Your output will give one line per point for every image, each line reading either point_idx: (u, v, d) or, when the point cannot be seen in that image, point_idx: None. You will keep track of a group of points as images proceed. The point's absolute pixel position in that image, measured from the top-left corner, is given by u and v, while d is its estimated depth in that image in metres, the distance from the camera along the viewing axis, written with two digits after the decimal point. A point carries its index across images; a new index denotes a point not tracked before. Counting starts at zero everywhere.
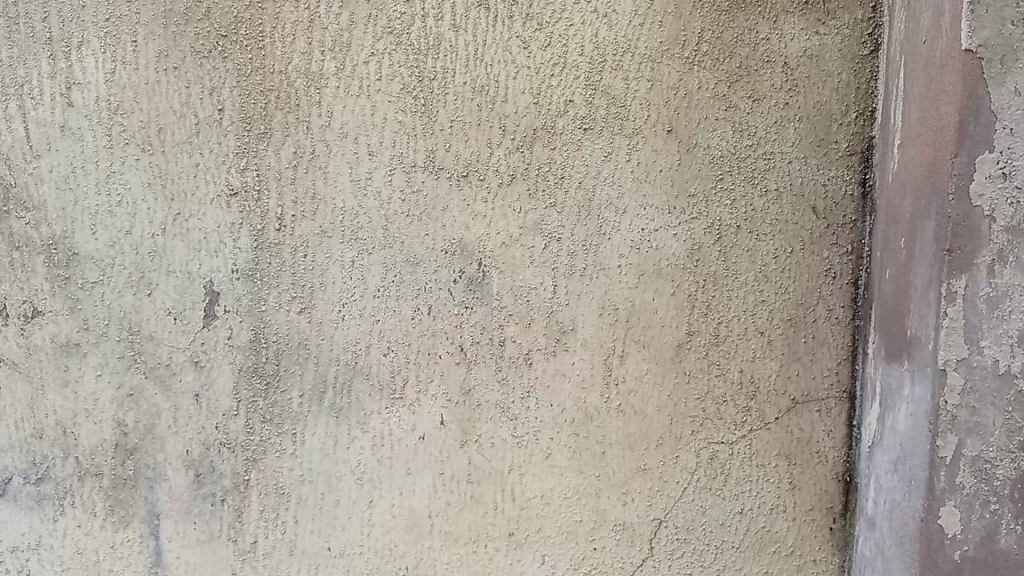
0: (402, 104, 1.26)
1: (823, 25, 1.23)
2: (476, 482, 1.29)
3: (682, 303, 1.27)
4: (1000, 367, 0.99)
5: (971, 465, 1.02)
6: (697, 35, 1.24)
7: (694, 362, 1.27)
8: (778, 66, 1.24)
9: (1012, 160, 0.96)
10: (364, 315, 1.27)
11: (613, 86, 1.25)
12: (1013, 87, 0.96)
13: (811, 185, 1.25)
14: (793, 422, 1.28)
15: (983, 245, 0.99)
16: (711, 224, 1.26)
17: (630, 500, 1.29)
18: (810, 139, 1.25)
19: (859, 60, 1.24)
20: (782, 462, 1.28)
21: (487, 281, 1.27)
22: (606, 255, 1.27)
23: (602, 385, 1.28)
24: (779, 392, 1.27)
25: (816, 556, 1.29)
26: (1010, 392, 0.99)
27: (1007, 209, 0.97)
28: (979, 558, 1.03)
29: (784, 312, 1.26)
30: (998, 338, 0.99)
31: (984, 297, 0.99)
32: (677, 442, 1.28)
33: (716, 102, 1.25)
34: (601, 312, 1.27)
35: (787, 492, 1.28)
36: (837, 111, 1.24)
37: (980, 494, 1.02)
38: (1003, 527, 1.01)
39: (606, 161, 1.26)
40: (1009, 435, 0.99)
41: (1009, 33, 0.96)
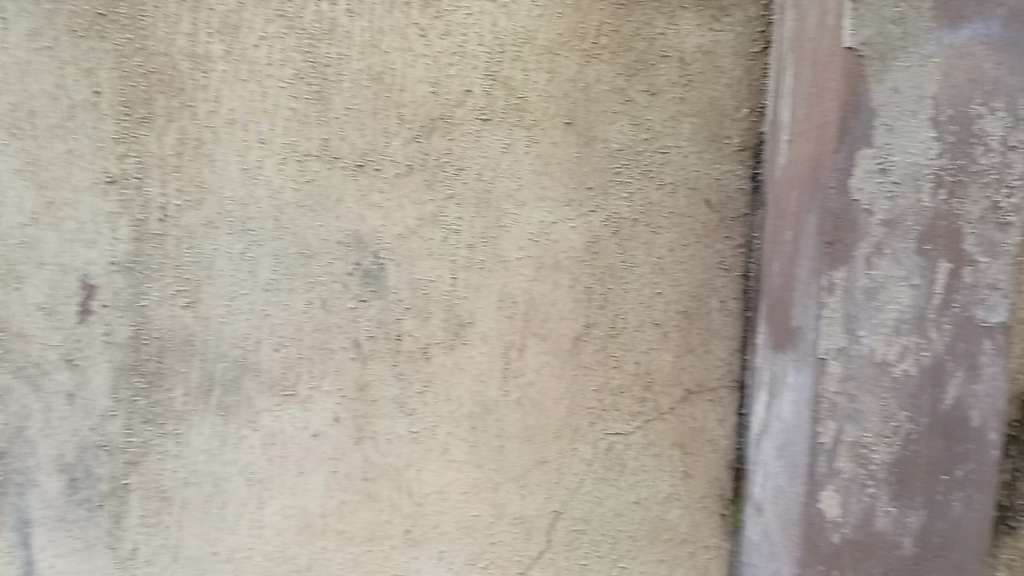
0: (294, 90, 1.21)
1: (717, 21, 1.25)
2: (372, 479, 1.27)
3: (580, 295, 1.27)
4: (876, 355, 1.05)
5: (850, 451, 1.07)
6: (596, 28, 1.24)
7: (592, 354, 1.28)
8: (675, 61, 1.25)
9: (890, 157, 1.01)
10: (253, 309, 1.23)
11: (513, 77, 1.24)
12: (890, 85, 1.00)
13: (705, 179, 1.27)
14: (687, 412, 1.30)
15: (860, 238, 1.03)
16: (609, 217, 1.26)
17: (527, 493, 1.29)
18: (704, 133, 1.26)
19: (751, 57, 1.26)
20: (676, 451, 1.30)
21: (383, 274, 1.24)
22: (505, 247, 1.26)
23: (500, 378, 1.27)
24: (673, 383, 1.29)
25: (708, 542, 1.31)
26: (886, 379, 1.05)
27: (885, 203, 1.02)
28: (857, 540, 1.09)
29: (679, 304, 1.28)
30: (875, 326, 1.04)
31: (862, 288, 1.04)
32: (574, 434, 1.29)
33: (614, 96, 1.25)
34: (499, 305, 1.26)
35: (681, 481, 1.30)
36: (730, 107, 1.26)
37: (858, 478, 1.07)
38: (880, 509, 1.08)
39: (504, 153, 1.24)
40: (885, 421, 1.06)
41: (888, 32, 0.99)
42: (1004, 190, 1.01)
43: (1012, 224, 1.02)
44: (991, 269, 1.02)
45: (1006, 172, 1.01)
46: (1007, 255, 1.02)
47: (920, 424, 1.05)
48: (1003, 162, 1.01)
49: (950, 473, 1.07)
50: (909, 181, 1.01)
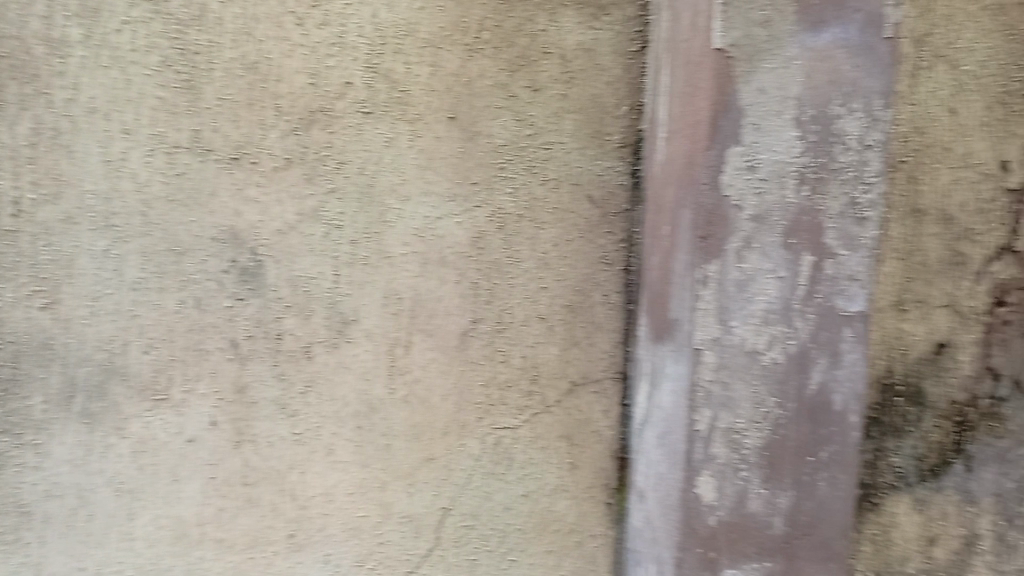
0: (162, 78, 1.16)
1: (597, 20, 1.26)
2: (252, 484, 1.23)
3: (466, 291, 1.27)
4: (747, 344, 1.09)
5: (724, 436, 1.11)
6: (478, 23, 1.23)
7: (479, 350, 1.28)
8: (556, 58, 1.26)
9: (757, 154, 1.06)
10: (120, 310, 1.17)
11: (394, 70, 1.22)
12: (757, 86, 1.04)
13: (587, 175, 1.28)
14: (573, 404, 1.31)
15: (731, 232, 1.07)
16: (493, 212, 1.26)
17: (415, 491, 1.28)
18: (586, 130, 1.28)
19: (630, 56, 1.27)
20: (562, 443, 1.32)
21: (262, 271, 1.21)
22: (388, 242, 1.24)
23: (386, 376, 1.26)
24: (559, 375, 1.31)
25: (595, 531, 1.34)
26: (756, 367, 1.10)
27: (753, 199, 1.06)
28: (732, 521, 1.13)
29: (563, 298, 1.30)
30: (745, 317, 1.09)
31: (733, 281, 1.08)
32: (461, 429, 1.29)
33: (498, 91, 1.25)
34: (384, 302, 1.25)
35: (568, 472, 1.32)
36: (610, 104, 1.28)
37: (732, 462, 1.12)
38: (752, 491, 1.12)
39: (387, 147, 1.22)
40: (755, 407, 1.10)
41: (754, 35, 1.04)
42: (861, 186, 1.07)
43: (869, 219, 1.08)
44: (850, 261, 1.09)
45: (862, 169, 1.07)
46: (865, 248, 1.09)
47: (787, 409, 1.11)
48: (860, 160, 1.07)
49: (816, 454, 1.12)
50: (775, 178, 1.06)
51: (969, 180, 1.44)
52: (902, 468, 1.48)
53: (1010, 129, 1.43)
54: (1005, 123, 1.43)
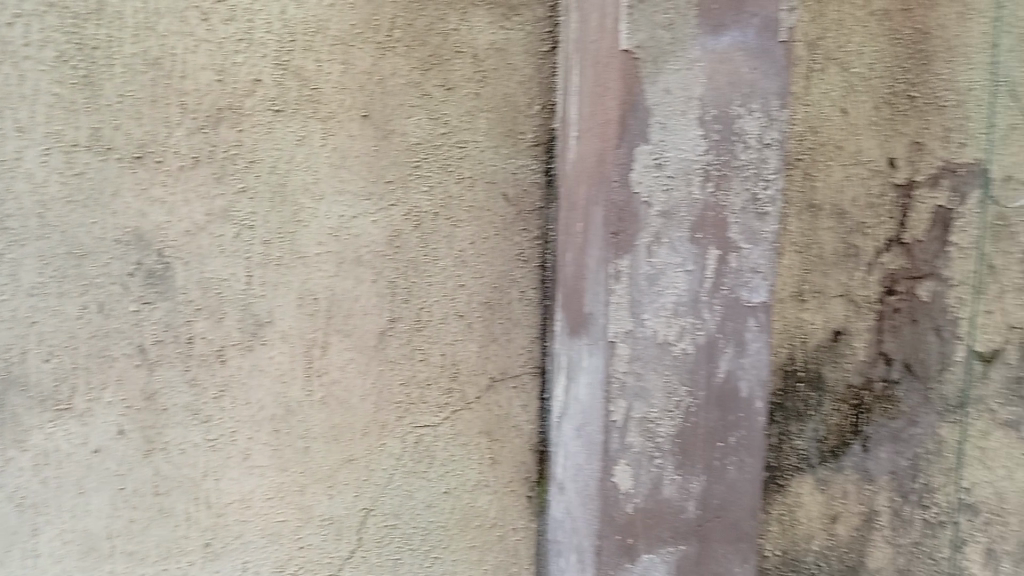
0: (57, 74, 1.13)
1: (508, 20, 1.27)
2: (164, 493, 1.22)
3: (383, 290, 1.26)
4: (658, 336, 1.13)
5: (638, 426, 1.15)
6: (389, 21, 1.22)
7: (398, 349, 1.28)
8: (468, 57, 1.26)
9: (664, 153, 1.09)
10: (17, 316, 1.15)
11: (305, 67, 1.20)
12: (662, 86, 1.08)
13: (501, 173, 1.29)
14: (493, 400, 1.33)
15: (641, 228, 1.11)
16: (409, 211, 1.26)
17: (335, 492, 1.27)
18: (500, 128, 1.28)
19: (541, 56, 1.28)
20: (483, 439, 1.33)
21: (169, 273, 1.18)
22: (302, 242, 1.22)
23: (303, 377, 1.24)
24: (478, 372, 1.32)
25: (517, 524, 1.35)
26: (668, 357, 1.14)
27: (661, 196, 1.10)
28: (648, 508, 1.16)
29: (481, 295, 1.30)
30: (657, 310, 1.13)
31: (645, 275, 1.12)
32: (381, 429, 1.28)
33: (411, 90, 1.24)
34: (300, 302, 1.23)
35: (489, 467, 1.33)
36: (522, 103, 1.29)
37: (647, 450, 1.15)
38: (666, 477, 1.16)
39: (298, 145, 1.21)
40: (668, 397, 1.14)
41: (659, 37, 1.07)
42: (761, 183, 1.13)
43: (768, 214, 1.14)
44: (752, 254, 1.14)
45: (762, 166, 1.13)
46: (766, 242, 1.15)
47: (697, 397, 1.15)
48: (759, 158, 1.13)
49: (725, 440, 1.18)
50: (681, 175, 1.10)
51: (860, 176, 1.53)
52: (805, 450, 1.58)
53: (897, 127, 1.52)
54: (892, 122, 1.52)
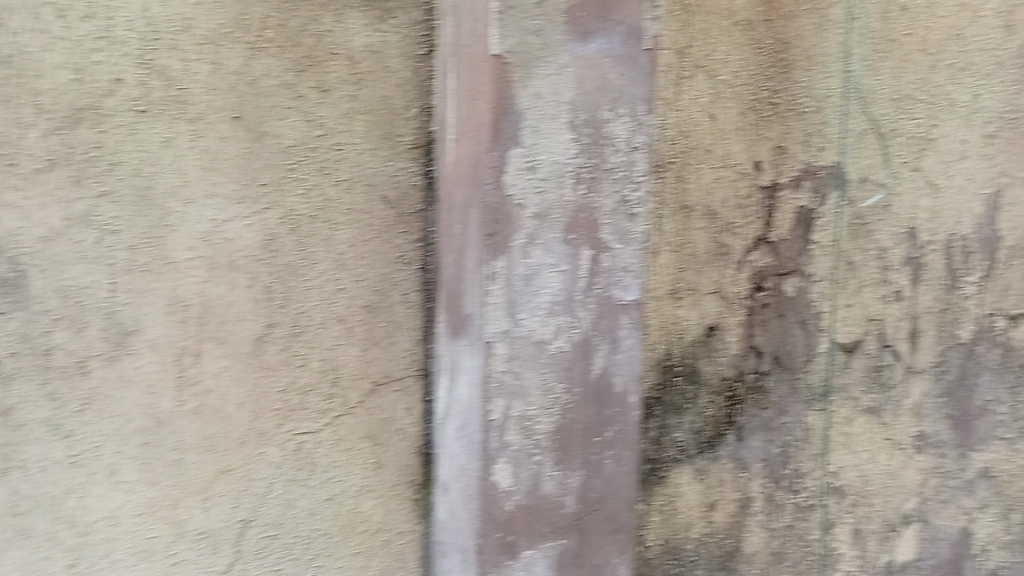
0: None
1: (383, 23, 1.26)
2: (24, 514, 1.16)
3: (259, 296, 1.23)
4: (535, 335, 1.15)
5: (517, 424, 1.16)
6: (260, 21, 1.19)
7: (275, 355, 1.25)
8: (343, 59, 1.24)
9: (536, 156, 1.12)
10: None
11: (170, 66, 1.16)
12: (533, 91, 1.10)
13: (380, 176, 1.28)
14: (375, 404, 1.32)
15: (516, 229, 1.12)
16: (285, 214, 1.23)
17: (211, 505, 1.24)
18: (377, 131, 1.27)
19: (417, 59, 1.28)
20: (366, 444, 1.32)
21: (24, 283, 1.12)
22: (171, 247, 1.18)
23: (174, 387, 1.20)
24: (360, 377, 1.30)
25: (402, 528, 1.35)
26: (544, 356, 1.16)
27: (534, 198, 1.12)
28: (527, 504, 1.19)
29: (361, 299, 1.29)
30: (533, 310, 1.15)
31: (520, 275, 1.13)
32: (259, 438, 1.25)
33: (284, 92, 1.22)
34: (169, 309, 1.19)
35: (373, 472, 1.33)
36: (399, 106, 1.28)
37: (526, 448, 1.17)
38: (545, 474, 1.19)
39: (165, 147, 1.17)
40: (545, 394, 1.17)
41: (528, 42, 1.09)
42: (630, 185, 1.18)
43: (638, 215, 1.19)
44: (623, 254, 1.19)
45: (631, 169, 1.18)
46: (636, 242, 1.20)
47: (574, 394, 1.18)
48: (628, 161, 1.17)
49: (601, 434, 1.21)
50: (553, 178, 1.13)
51: (728, 179, 1.60)
52: (683, 442, 1.64)
53: (761, 132, 1.62)
54: (756, 128, 1.61)
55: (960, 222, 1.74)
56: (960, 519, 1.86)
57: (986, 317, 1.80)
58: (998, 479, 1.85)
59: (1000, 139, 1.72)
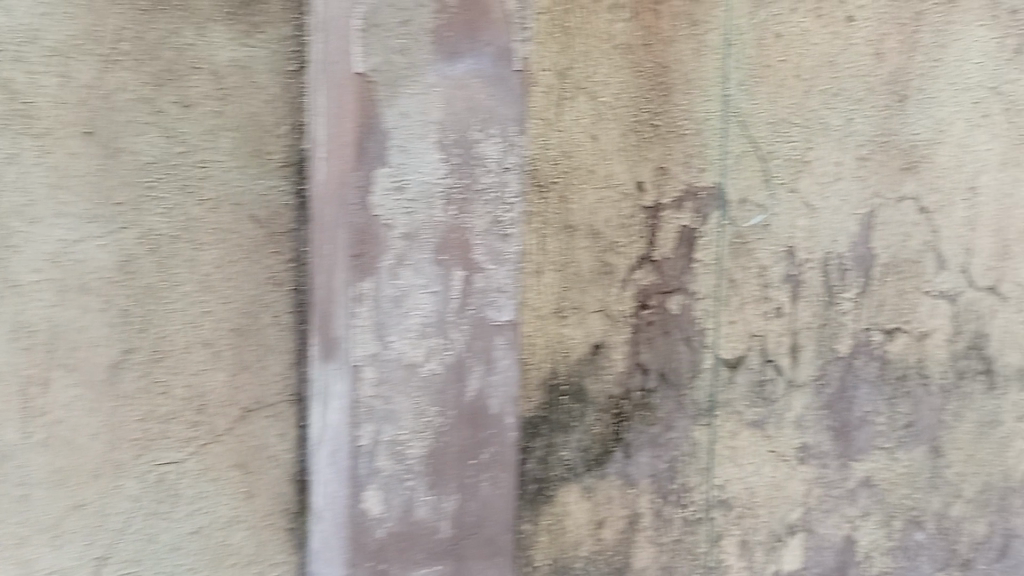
0: None
1: (250, 37, 1.22)
2: None
3: (115, 321, 1.18)
4: (405, 357, 1.13)
5: (388, 449, 1.14)
6: (114, 33, 1.16)
7: (133, 383, 1.19)
8: (207, 74, 1.20)
9: (404, 175, 1.10)
10: None
11: (14, 80, 1.12)
12: (398, 110, 1.09)
13: (248, 195, 1.24)
14: (245, 431, 1.27)
15: (383, 250, 1.11)
16: (143, 234, 1.19)
17: (61, 542, 1.18)
18: (244, 148, 1.23)
19: (287, 76, 1.25)
20: (235, 472, 1.26)
21: None
22: (16, 270, 1.13)
23: (20, 419, 1.15)
24: (228, 403, 1.25)
25: (276, 559, 1.29)
26: (415, 379, 1.14)
27: (402, 218, 1.11)
28: (400, 531, 1.16)
29: (229, 322, 1.24)
30: (402, 332, 1.13)
31: (388, 297, 1.12)
32: (116, 470, 1.20)
33: (141, 106, 1.18)
34: (13, 335, 1.14)
35: (242, 501, 1.27)
36: (269, 123, 1.24)
37: (396, 473, 1.15)
38: (418, 499, 1.17)
39: (9, 163, 1.12)
40: (417, 418, 1.15)
41: (392, 61, 1.08)
42: (502, 206, 1.18)
43: (510, 235, 1.19)
44: (497, 274, 1.18)
45: (502, 190, 1.17)
46: (510, 263, 1.19)
47: (447, 416, 1.17)
48: (500, 182, 1.17)
49: (477, 457, 1.20)
50: (422, 198, 1.12)
51: (612, 199, 1.62)
52: (571, 460, 1.64)
53: (643, 153, 1.64)
54: (639, 149, 1.64)
55: (836, 240, 1.87)
56: (844, 527, 1.98)
57: (863, 331, 1.92)
58: (877, 488, 1.99)
59: (871, 161, 1.87)
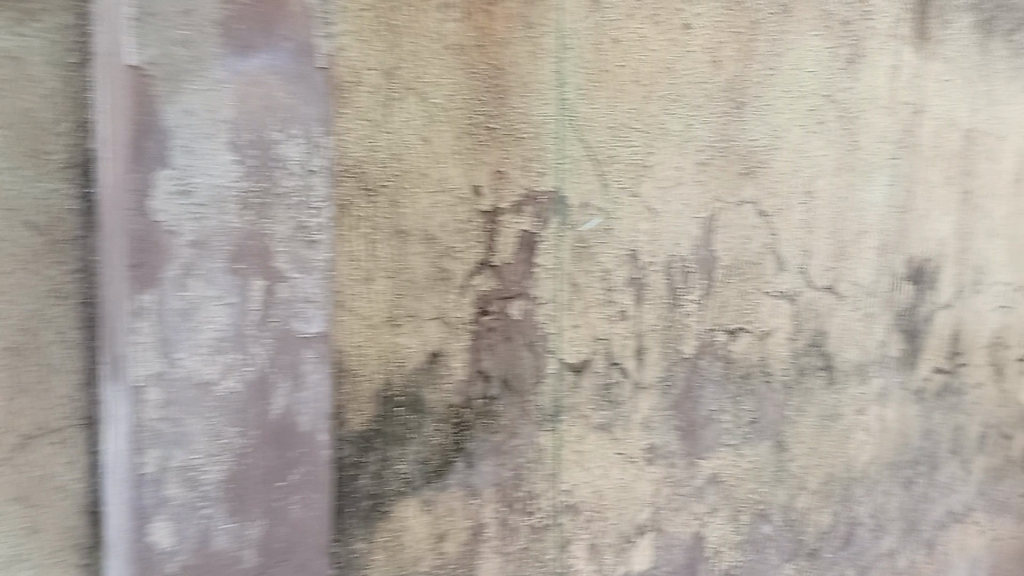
0: None
1: (22, 27, 1.14)
2: None
3: None
4: (197, 375, 1.05)
5: (179, 475, 1.06)
6: None
7: None
8: None
9: (190, 178, 1.03)
10: None
11: None
12: (182, 107, 1.01)
13: (24, 199, 1.16)
14: (26, 460, 1.18)
15: (166, 260, 1.02)
16: None
17: None
18: (18, 149, 1.15)
19: (66, 68, 1.17)
20: (14, 506, 1.18)
21: None
22: None
23: None
24: (5, 430, 1.17)
25: None
26: (209, 398, 1.06)
27: (189, 225, 1.03)
28: (195, 563, 1.08)
29: (4, 340, 1.16)
30: (193, 347, 1.05)
31: (175, 310, 1.03)
32: None
33: None
34: None
35: (24, 538, 1.20)
36: (47, 120, 1.16)
37: (189, 501, 1.07)
38: (216, 528, 1.08)
39: None
40: (212, 440, 1.07)
41: (174, 54, 1.00)
42: (308, 211, 1.11)
43: (318, 242, 1.12)
44: (303, 284, 1.12)
45: (307, 194, 1.11)
46: (318, 270, 1.13)
47: (249, 437, 1.09)
48: (304, 185, 1.10)
49: (285, 479, 1.13)
50: (212, 203, 1.04)
51: (447, 203, 1.58)
52: (409, 473, 1.59)
53: (479, 157, 1.61)
54: (473, 152, 1.60)
55: (678, 244, 1.90)
56: (693, 525, 2.02)
57: (707, 332, 1.97)
58: (724, 484, 2.04)
59: (711, 165, 1.92)
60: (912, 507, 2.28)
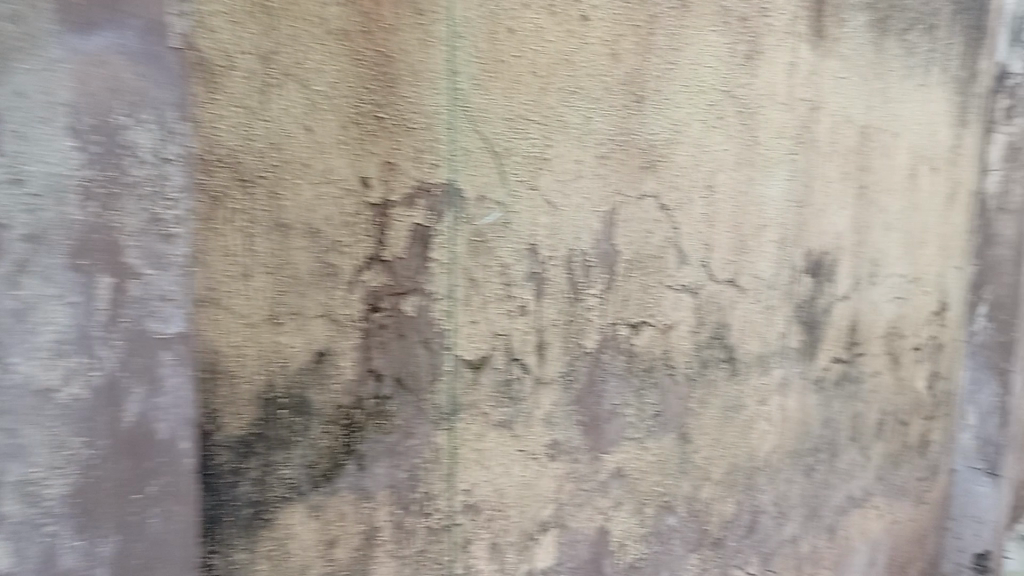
0: None
1: None
2: None
3: None
4: (36, 381, 0.96)
5: (17, 492, 0.96)
6: None
7: None
8: None
9: (22, 166, 0.95)
10: None
11: None
12: (12, 88, 0.94)
13: None
14: None
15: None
16: None
17: None
18: None
19: None
20: None
21: None
22: None
23: None
24: None
25: None
26: (51, 407, 0.98)
27: (24, 217, 0.95)
28: None
29: None
30: (30, 352, 0.96)
31: (10, 311, 0.94)
32: None
33: None
34: None
35: None
36: None
37: (30, 520, 0.97)
38: (63, 547, 1.00)
39: None
40: (55, 452, 0.98)
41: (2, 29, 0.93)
42: (163, 202, 1.07)
43: (175, 236, 1.08)
44: (159, 280, 1.07)
45: (162, 185, 1.06)
46: (175, 266, 1.08)
47: (99, 448, 1.02)
48: (157, 174, 1.06)
49: (142, 490, 1.07)
50: (50, 193, 0.97)
51: (332, 195, 1.51)
52: (294, 478, 1.51)
53: (366, 147, 1.55)
54: (360, 142, 1.54)
55: (579, 238, 1.88)
56: (597, 519, 2.02)
57: (609, 326, 1.97)
58: (628, 477, 2.06)
59: (612, 159, 1.91)
60: (827, 479, 2.60)
